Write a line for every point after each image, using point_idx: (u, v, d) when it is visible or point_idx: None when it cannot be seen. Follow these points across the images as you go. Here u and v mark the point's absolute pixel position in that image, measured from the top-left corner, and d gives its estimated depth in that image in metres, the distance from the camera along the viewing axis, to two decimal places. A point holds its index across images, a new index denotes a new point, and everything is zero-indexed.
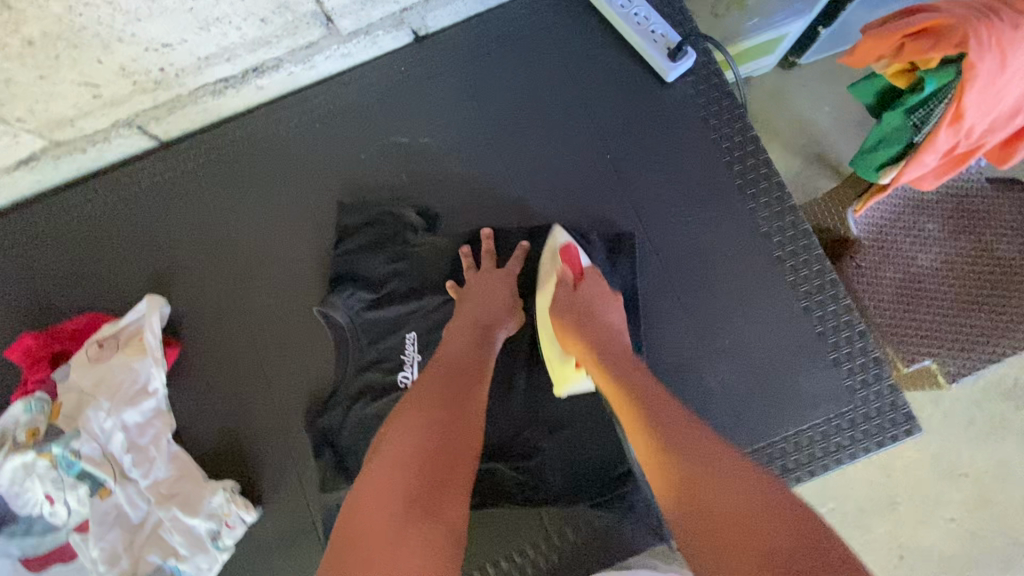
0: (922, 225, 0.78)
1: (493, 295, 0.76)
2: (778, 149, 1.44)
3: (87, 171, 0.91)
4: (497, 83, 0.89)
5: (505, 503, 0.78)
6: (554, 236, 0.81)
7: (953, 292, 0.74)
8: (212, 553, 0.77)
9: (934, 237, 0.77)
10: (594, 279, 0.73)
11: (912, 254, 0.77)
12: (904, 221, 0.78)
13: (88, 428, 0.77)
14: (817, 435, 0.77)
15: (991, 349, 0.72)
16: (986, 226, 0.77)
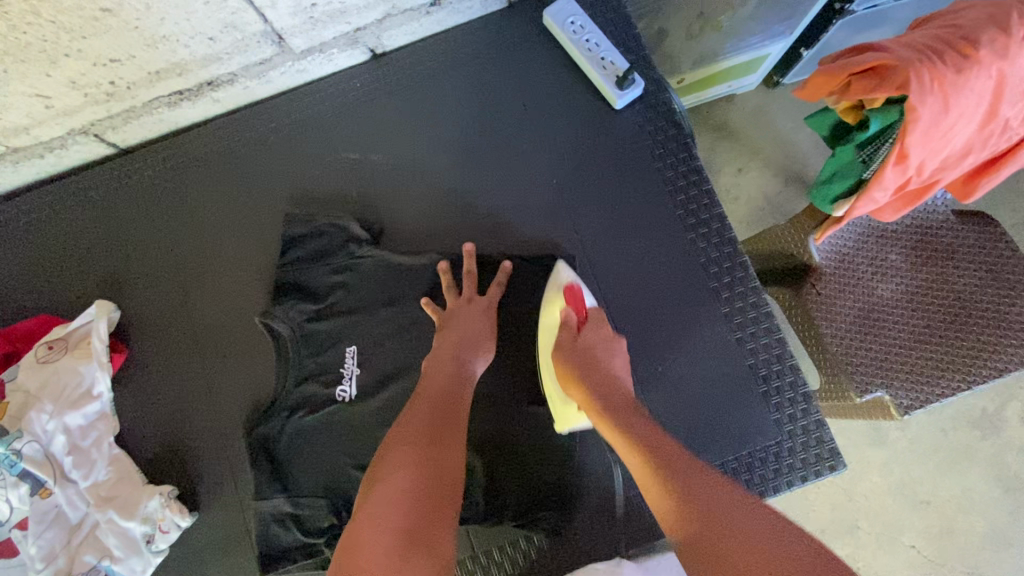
0: (884, 258, 0.92)
1: (470, 322, 0.78)
2: (752, 170, 1.45)
3: (48, 175, 0.93)
4: (450, 103, 0.90)
5: None
6: (558, 271, 0.82)
7: (905, 325, 0.87)
8: (145, 556, 0.78)
9: (896, 269, 0.90)
10: (595, 325, 0.76)
11: (872, 286, 0.91)
12: (865, 254, 0.93)
13: (30, 429, 0.78)
14: (742, 466, 0.78)
15: (947, 382, 0.81)
16: (945, 259, 0.88)
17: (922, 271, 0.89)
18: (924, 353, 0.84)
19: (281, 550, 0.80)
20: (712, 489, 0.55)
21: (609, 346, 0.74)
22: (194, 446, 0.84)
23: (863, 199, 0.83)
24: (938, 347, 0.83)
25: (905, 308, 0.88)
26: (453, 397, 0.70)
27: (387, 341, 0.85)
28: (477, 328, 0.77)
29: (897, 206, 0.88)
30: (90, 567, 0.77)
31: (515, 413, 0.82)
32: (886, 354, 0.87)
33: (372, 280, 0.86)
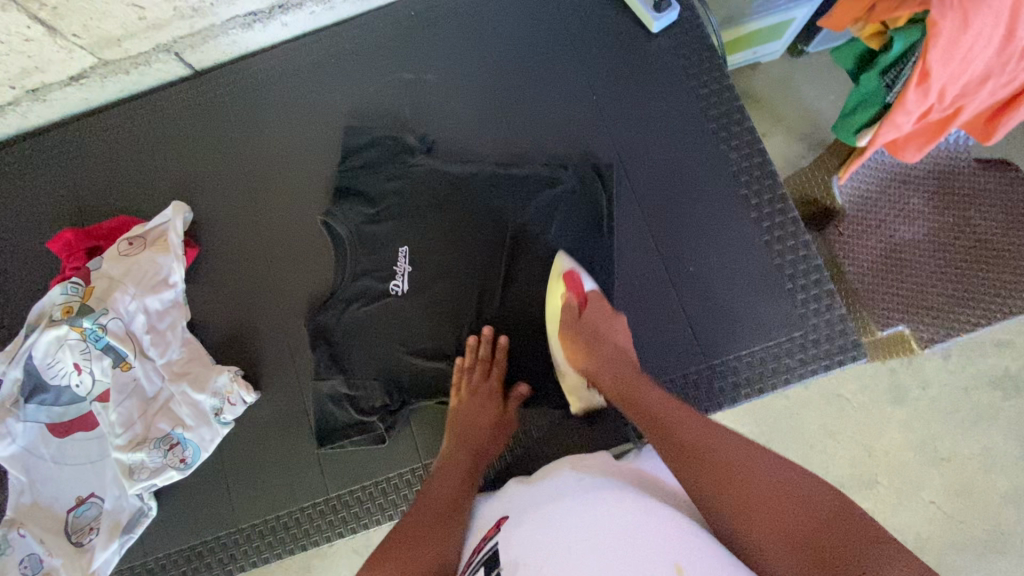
0: (909, 201, 0.92)
1: (480, 415, 0.83)
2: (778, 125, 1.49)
3: (129, 94, 1.02)
4: (497, 28, 0.97)
5: None
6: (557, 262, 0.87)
7: (933, 263, 0.89)
8: (214, 427, 0.86)
9: (920, 211, 0.91)
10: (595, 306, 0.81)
11: (897, 228, 0.92)
12: (891, 197, 0.93)
13: (115, 307, 0.87)
14: (769, 356, 0.83)
15: (970, 318, 0.86)
16: (966, 202, 0.91)
17: (946, 212, 0.91)
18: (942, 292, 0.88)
19: (336, 425, 0.87)
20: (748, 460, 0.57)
21: (608, 322, 0.80)
22: (259, 334, 0.92)
23: (888, 125, 0.83)
24: (962, 284, 0.88)
25: (929, 250, 0.90)
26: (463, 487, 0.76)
27: (436, 242, 0.92)
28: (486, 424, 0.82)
29: (919, 142, 0.88)
30: (164, 434, 0.85)
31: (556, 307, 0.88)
32: (912, 295, 0.89)
33: (422, 187, 0.93)
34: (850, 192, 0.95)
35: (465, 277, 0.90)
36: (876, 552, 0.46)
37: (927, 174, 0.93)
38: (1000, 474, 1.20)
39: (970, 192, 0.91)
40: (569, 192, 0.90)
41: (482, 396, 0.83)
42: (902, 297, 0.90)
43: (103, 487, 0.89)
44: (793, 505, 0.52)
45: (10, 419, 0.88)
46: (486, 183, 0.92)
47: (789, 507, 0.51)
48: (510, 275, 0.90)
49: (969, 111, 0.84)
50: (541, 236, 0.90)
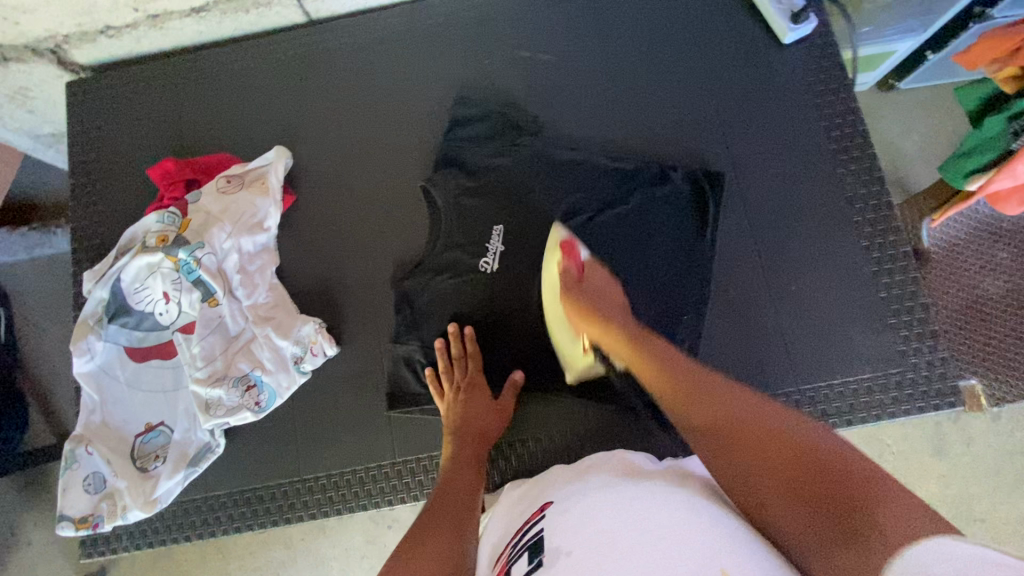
0: (993, 255, 0.93)
1: (472, 409, 0.81)
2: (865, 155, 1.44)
3: (242, 33, 1.03)
4: (621, 17, 0.96)
5: (554, 392, 0.86)
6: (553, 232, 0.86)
7: (1009, 322, 0.90)
8: (293, 375, 0.86)
9: (1001, 267, 0.93)
10: (593, 273, 0.80)
11: (978, 280, 0.93)
12: (976, 247, 0.94)
13: (211, 243, 0.88)
14: (861, 389, 0.81)
15: None
16: None
17: None
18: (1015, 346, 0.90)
19: (413, 390, 0.87)
20: (735, 407, 0.54)
21: (608, 284, 0.79)
22: (344, 289, 0.92)
23: (1003, 173, 0.81)
24: None
25: (1010, 304, 0.91)
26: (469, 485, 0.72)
27: (532, 224, 0.90)
28: (481, 417, 0.81)
29: None
30: (243, 374, 0.85)
31: (648, 307, 0.85)
32: (986, 347, 0.90)
33: (526, 168, 0.92)
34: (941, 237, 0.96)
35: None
36: (884, 495, 0.40)
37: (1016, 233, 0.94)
38: None
39: None
40: (676, 193, 0.88)
41: (464, 393, 0.82)
42: (978, 349, 0.90)
43: (174, 418, 0.89)
44: (810, 460, 0.46)
45: (92, 337, 0.90)
46: (592, 174, 0.90)
47: (799, 451, 0.46)
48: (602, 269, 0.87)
49: None
50: (640, 233, 0.87)
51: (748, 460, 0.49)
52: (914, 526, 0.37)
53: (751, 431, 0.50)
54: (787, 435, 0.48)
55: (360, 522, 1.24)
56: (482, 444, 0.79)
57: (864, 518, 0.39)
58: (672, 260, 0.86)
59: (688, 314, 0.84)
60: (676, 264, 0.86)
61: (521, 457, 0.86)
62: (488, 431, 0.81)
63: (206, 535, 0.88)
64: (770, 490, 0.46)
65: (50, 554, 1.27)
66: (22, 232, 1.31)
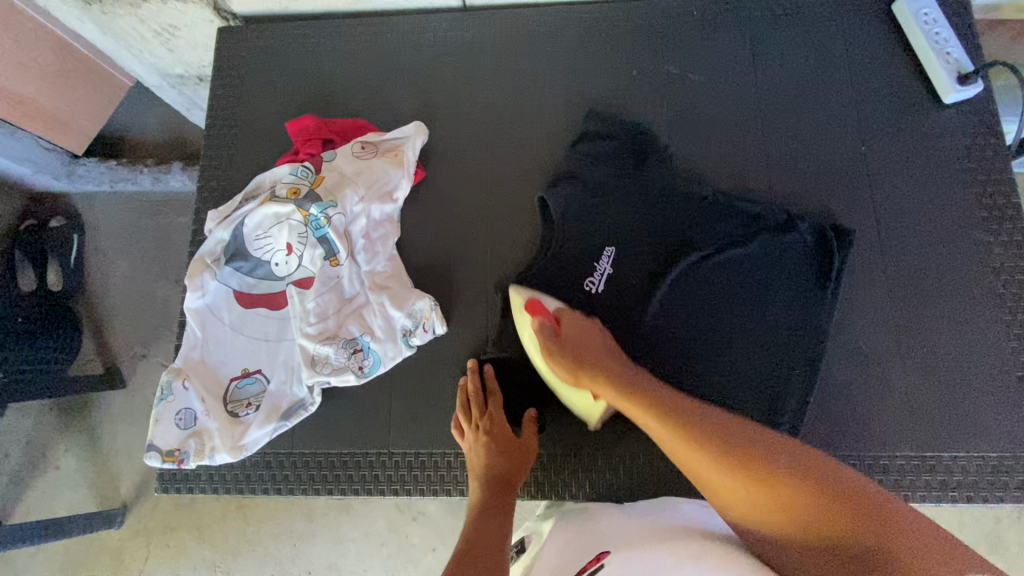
0: None
1: (490, 448, 0.79)
2: None
3: (396, 7, 1.04)
4: (778, 52, 0.95)
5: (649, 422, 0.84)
6: (515, 295, 0.84)
7: None
8: (400, 346, 0.86)
9: None
10: (568, 320, 0.78)
11: None
12: None
13: (343, 204, 0.88)
14: (985, 467, 0.78)
15: None
16: None
17: None
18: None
19: (516, 383, 0.87)
20: (743, 438, 0.58)
21: (585, 328, 0.77)
22: (459, 272, 0.92)
23: None
24: None
25: None
26: (497, 535, 0.71)
27: (649, 250, 0.87)
28: (503, 454, 0.79)
29: None
30: (353, 337, 0.85)
31: (759, 356, 0.82)
32: None
33: (651, 192, 0.89)
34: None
35: (670, 298, 0.85)
36: (882, 515, 0.48)
37: None
38: None
39: None
40: (803, 243, 0.85)
41: (477, 436, 0.80)
42: None
43: (272, 368, 0.89)
44: (808, 489, 0.52)
45: (207, 275, 0.91)
46: (715, 212, 0.87)
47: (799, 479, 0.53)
48: (713, 310, 0.84)
49: None
50: (757, 280, 0.84)
51: (750, 497, 0.55)
52: (924, 531, 0.46)
53: (751, 468, 0.55)
54: (803, 473, 0.53)
55: (387, 509, 1.22)
56: (506, 488, 0.77)
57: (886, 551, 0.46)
58: (791, 311, 0.83)
59: (801, 368, 0.81)
60: (794, 316, 0.83)
61: (615, 472, 0.84)
62: (512, 474, 0.79)
63: (283, 491, 0.87)
64: (774, 512, 0.53)
65: (77, 484, 1.26)
66: (111, 166, 1.34)
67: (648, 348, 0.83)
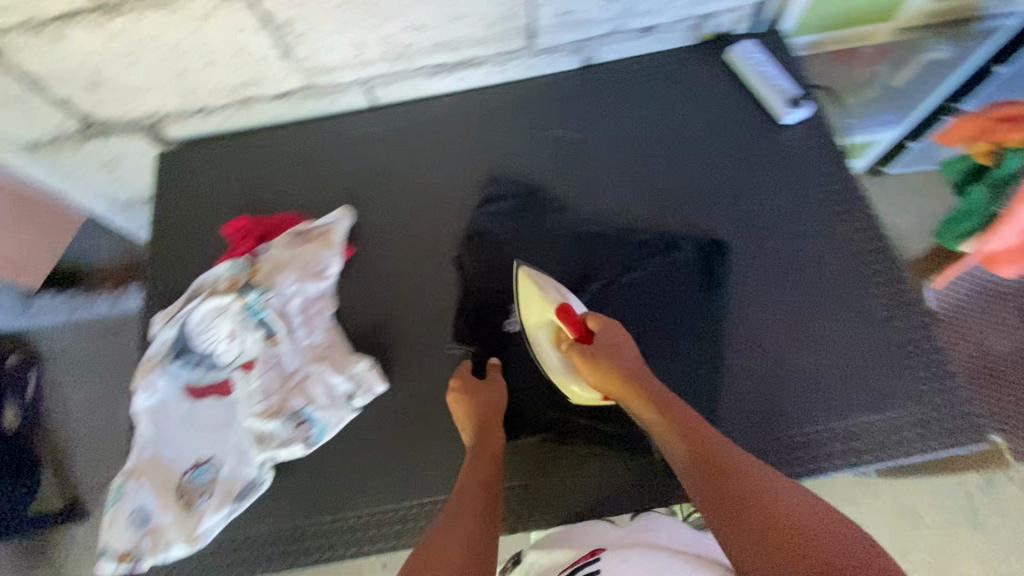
0: (1001, 319, 1.28)
1: (476, 396, 0.87)
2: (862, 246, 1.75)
3: (314, 115, 1.19)
4: (642, 106, 1.12)
5: (577, 445, 0.90)
6: (532, 287, 0.92)
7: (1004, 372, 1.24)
8: (343, 410, 0.91)
9: (1008, 327, 1.28)
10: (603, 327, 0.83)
11: (989, 341, 1.27)
12: (972, 313, 1.29)
13: (277, 287, 0.96)
14: (886, 426, 0.86)
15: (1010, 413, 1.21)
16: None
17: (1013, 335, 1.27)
18: (978, 391, 1.23)
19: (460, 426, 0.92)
20: (785, 494, 0.59)
21: (617, 338, 0.83)
22: (397, 332, 0.99)
23: (994, 234, 1.04)
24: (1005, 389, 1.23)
25: (1010, 361, 1.25)
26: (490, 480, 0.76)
27: (558, 287, 0.99)
28: (486, 402, 0.87)
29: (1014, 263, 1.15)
30: (296, 409, 0.90)
31: (673, 362, 0.91)
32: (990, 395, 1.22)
33: (551, 238, 1.02)
34: (940, 299, 1.31)
35: None
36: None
37: (1012, 294, 1.30)
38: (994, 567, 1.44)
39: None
40: (686, 258, 0.98)
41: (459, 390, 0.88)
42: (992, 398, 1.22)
43: (223, 454, 0.92)
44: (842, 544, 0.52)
45: (154, 373, 0.95)
46: (609, 245, 1.01)
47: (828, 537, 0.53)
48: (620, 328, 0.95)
49: None
50: (655, 296, 0.96)
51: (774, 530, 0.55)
52: None
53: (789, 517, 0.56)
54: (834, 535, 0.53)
55: None
56: (489, 427, 0.84)
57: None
58: (689, 317, 0.94)
59: (709, 366, 0.91)
60: (694, 322, 0.94)
61: (569, 494, 0.88)
62: (492, 414, 0.86)
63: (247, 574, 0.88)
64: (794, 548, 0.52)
65: None
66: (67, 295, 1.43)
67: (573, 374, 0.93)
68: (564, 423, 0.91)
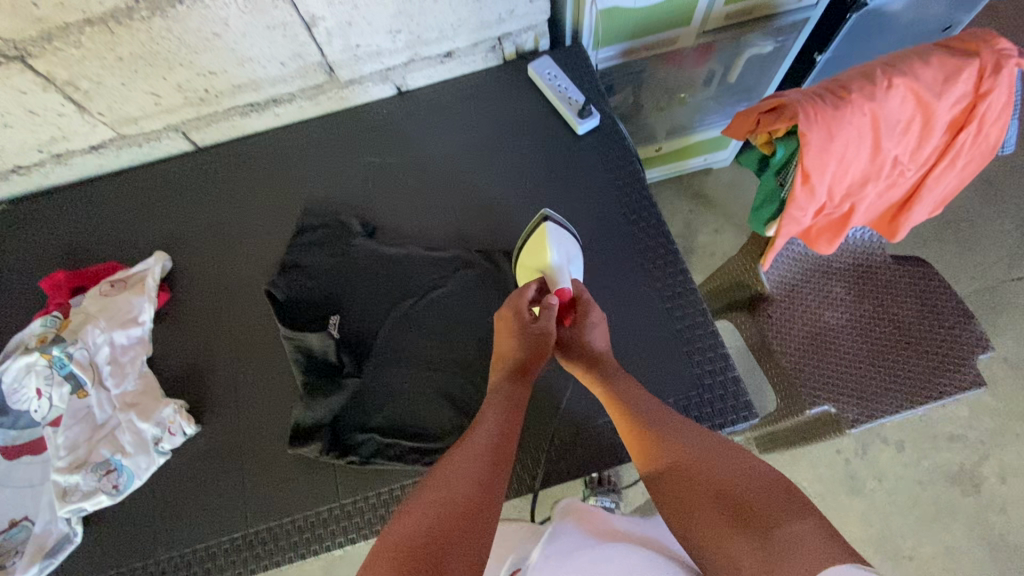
0: (831, 289, 1.30)
1: (514, 338, 0.85)
2: (732, 230, 1.89)
3: (138, 162, 1.20)
4: (451, 127, 1.17)
5: (382, 461, 0.89)
6: (544, 248, 0.93)
7: (841, 341, 1.25)
8: (152, 456, 0.93)
9: (839, 298, 1.28)
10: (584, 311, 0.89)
11: (824, 313, 1.28)
12: (810, 285, 1.30)
13: (84, 338, 0.96)
14: (667, 412, 0.90)
15: (850, 380, 1.20)
16: (868, 291, 1.28)
17: (852, 302, 1.27)
18: (812, 365, 1.24)
19: (268, 458, 0.93)
20: (723, 465, 0.65)
21: (598, 329, 0.87)
22: (210, 372, 1.00)
23: (788, 218, 1.10)
24: (842, 357, 1.23)
25: (841, 330, 1.26)
26: (501, 435, 0.74)
27: (366, 312, 1.01)
28: (528, 347, 0.85)
29: (827, 237, 1.20)
30: (103, 459, 0.90)
31: (473, 370, 0.96)
32: (826, 367, 1.23)
33: (361, 263, 1.05)
34: (773, 279, 1.29)
35: (390, 344, 0.99)
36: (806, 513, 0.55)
37: (844, 264, 1.31)
38: (860, 521, 1.55)
39: (874, 278, 1.29)
40: (486, 272, 1.03)
41: (502, 326, 0.88)
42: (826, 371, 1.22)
43: (37, 511, 0.91)
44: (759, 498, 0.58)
45: None
46: (416, 264, 1.04)
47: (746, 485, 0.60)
48: (425, 342, 0.98)
49: (861, 210, 1.15)
50: (458, 310, 1.01)
51: (707, 502, 0.61)
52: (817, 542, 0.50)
53: (726, 483, 0.62)
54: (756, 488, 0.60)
55: None
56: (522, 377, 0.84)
57: (773, 531, 0.54)
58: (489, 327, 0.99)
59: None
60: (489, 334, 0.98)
61: (379, 510, 0.88)
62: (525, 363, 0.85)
63: None
64: (729, 514, 0.59)
65: None
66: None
67: (381, 393, 0.95)
68: (368, 441, 0.91)
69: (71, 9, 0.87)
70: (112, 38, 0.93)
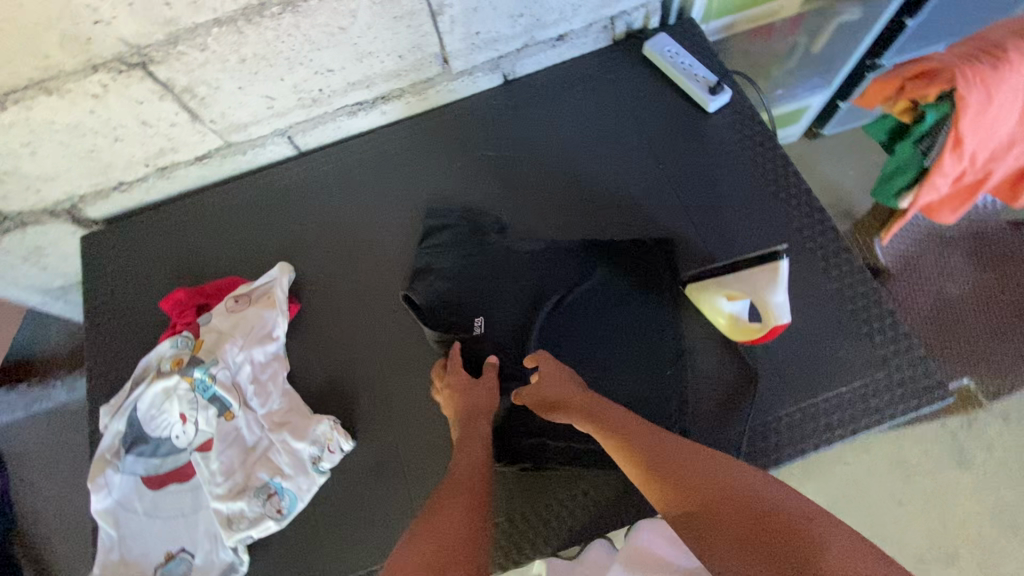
0: (950, 259, 1.18)
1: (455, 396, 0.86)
2: None
3: (240, 171, 1.15)
4: (568, 113, 1.12)
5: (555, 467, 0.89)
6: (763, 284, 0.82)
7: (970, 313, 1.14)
8: (312, 476, 0.88)
9: (959, 267, 1.17)
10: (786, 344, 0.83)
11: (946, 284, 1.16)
12: (930, 256, 1.19)
13: (224, 358, 0.91)
14: (856, 397, 0.86)
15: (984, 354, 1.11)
16: (987, 256, 1.18)
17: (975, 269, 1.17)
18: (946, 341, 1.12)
19: (436, 470, 0.89)
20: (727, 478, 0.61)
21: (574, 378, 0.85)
22: (356, 386, 0.96)
23: (927, 187, 0.99)
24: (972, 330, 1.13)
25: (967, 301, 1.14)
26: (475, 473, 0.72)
27: (514, 311, 0.96)
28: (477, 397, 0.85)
29: (954, 205, 1.07)
30: (264, 483, 0.86)
31: (635, 366, 0.92)
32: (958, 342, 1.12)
33: (496, 260, 0.99)
34: (889, 253, 1.20)
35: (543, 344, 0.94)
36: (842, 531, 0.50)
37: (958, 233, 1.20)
38: None
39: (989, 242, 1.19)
40: (633, 262, 0.97)
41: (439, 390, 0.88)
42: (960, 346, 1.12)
43: (194, 541, 0.87)
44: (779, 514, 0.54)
45: (110, 470, 0.89)
46: (556, 258, 0.99)
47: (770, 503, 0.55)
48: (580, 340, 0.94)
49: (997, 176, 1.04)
50: (609, 304, 0.95)
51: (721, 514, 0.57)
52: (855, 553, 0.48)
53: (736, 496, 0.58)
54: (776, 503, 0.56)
55: None
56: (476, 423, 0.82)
57: (808, 545, 0.49)
58: (646, 320, 0.94)
59: (671, 369, 0.91)
60: (648, 327, 0.94)
61: (557, 514, 0.88)
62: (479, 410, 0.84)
63: None
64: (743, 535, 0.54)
65: None
66: (23, 390, 1.36)
67: None
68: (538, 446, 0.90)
69: (203, 8, 0.82)
70: (238, 39, 0.87)
